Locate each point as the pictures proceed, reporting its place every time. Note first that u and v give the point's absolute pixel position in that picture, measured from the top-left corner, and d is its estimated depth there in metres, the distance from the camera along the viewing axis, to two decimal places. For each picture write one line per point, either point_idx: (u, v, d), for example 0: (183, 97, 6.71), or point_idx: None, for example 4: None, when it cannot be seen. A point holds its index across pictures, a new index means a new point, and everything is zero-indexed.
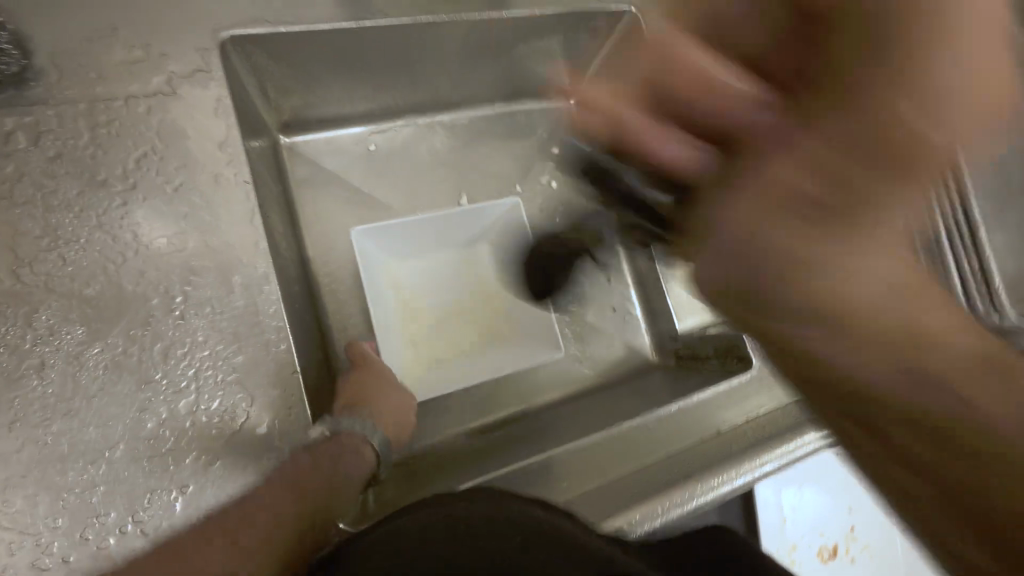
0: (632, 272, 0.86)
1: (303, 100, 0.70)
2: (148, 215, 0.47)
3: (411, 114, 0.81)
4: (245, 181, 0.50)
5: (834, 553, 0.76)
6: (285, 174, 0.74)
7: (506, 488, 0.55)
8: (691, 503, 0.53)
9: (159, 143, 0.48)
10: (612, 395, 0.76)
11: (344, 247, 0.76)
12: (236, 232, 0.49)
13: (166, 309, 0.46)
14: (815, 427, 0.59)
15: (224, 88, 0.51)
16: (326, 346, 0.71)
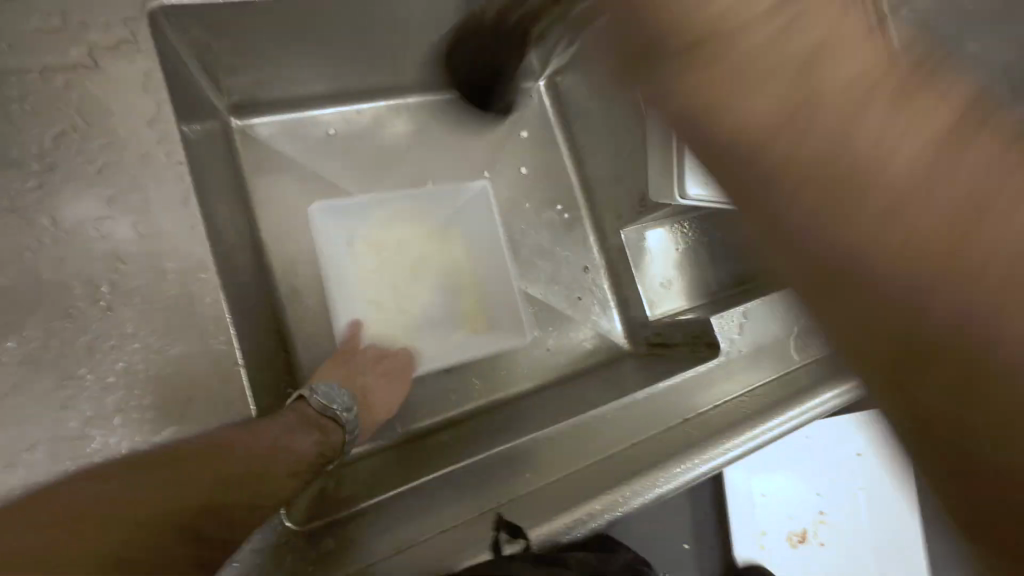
0: (603, 260, 0.85)
1: (253, 80, 0.66)
2: (68, 199, 0.43)
3: (373, 96, 0.78)
4: (179, 162, 0.46)
5: (803, 537, 0.76)
6: (236, 159, 0.70)
7: (466, 483, 0.53)
8: (654, 492, 0.52)
9: (81, 120, 0.45)
10: (581, 384, 0.75)
11: (303, 236, 0.73)
12: (169, 216, 0.45)
13: (91, 300, 0.43)
14: (780, 412, 0.59)
15: (153, 62, 0.47)
16: (283, 339, 0.68)
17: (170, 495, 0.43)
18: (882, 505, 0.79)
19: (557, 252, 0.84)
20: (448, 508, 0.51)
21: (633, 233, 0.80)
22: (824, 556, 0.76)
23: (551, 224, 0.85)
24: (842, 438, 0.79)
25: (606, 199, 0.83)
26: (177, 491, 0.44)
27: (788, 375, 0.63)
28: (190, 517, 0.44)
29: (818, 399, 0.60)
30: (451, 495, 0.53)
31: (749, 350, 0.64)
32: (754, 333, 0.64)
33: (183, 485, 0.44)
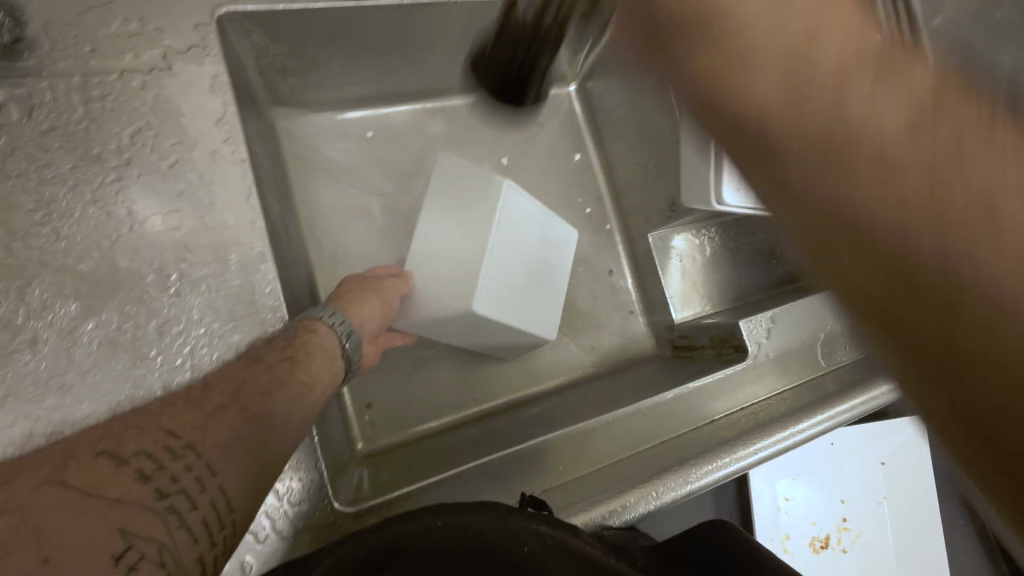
0: (630, 263, 0.87)
1: (300, 81, 0.69)
2: (143, 192, 0.47)
3: (411, 99, 0.81)
4: (242, 160, 0.49)
5: (826, 543, 0.77)
6: (281, 157, 0.73)
7: (502, 471, 0.56)
8: (683, 488, 0.53)
9: (155, 119, 0.48)
10: (607, 383, 0.77)
11: (343, 231, 0.76)
12: (233, 211, 0.48)
13: (161, 287, 0.46)
14: (807, 416, 0.59)
15: (221, 65, 0.50)
16: None
17: (207, 430, 0.38)
18: (907, 513, 0.80)
19: (585, 254, 0.86)
20: (482, 496, 0.54)
21: (660, 237, 0.82)
22: (846, 563, 0.77)
23: (578, 226, 0.87)
24: (866, 447, 0.80)
25: (634, 204, 0.84)
26: (203, 432, 0.38)
27: (813, 380, 0.64)
28: (227, 451, 0.38)
29: (847, 406, 0.61)
30: (487, 482, 0.55)
31: (776, 355, 0.65)
32: (782, 339, 0.65)
33: (215, 427, 0.39)
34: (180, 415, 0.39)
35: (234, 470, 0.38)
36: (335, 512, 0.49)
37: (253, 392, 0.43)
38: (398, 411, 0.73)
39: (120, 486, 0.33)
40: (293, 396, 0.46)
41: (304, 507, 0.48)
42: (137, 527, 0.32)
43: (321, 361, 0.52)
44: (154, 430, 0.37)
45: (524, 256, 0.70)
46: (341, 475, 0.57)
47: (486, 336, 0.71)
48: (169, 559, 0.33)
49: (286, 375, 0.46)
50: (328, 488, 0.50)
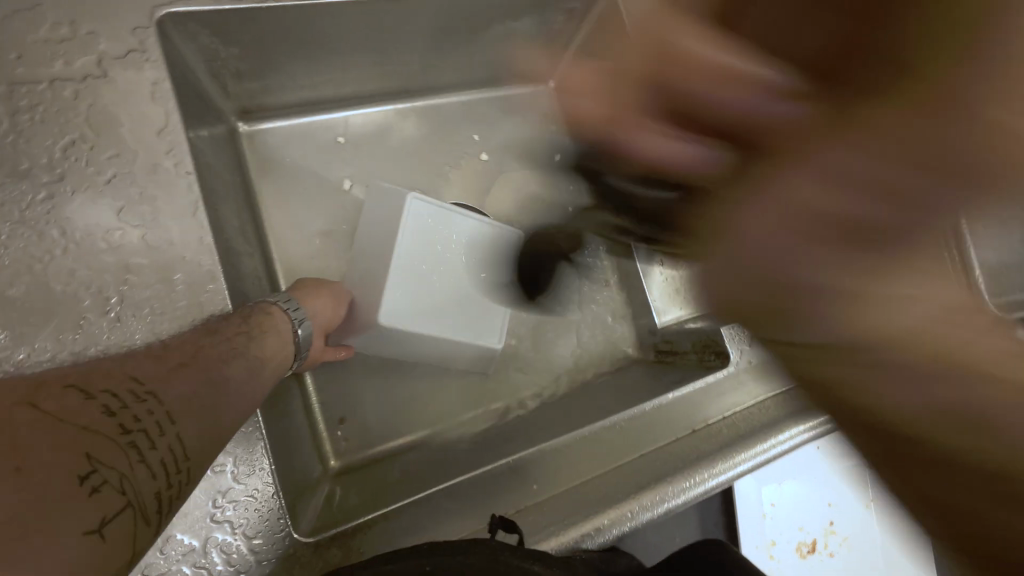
0: (611, 266, 0.84)
1: (260, 84, 0.66)
2: (79, 210, 0.44)
3: (381, 100, 0.78)
4: (187, 172, 0.46)
5: (813, 548, 0.75)
6: (244, 164, 0.70)
7: (474, 493, 0.54)
8: (661, 506, 0.52)
9: (90, 130, 0.45)
10: (589, 391, 0.75)
11: (311, 240, 0.73)
12: (178, 227, 0.45)
13: (100, 311, 0.43)
14: (789, 427, 0.57)
15: (162, 70, 0.47)
16: None
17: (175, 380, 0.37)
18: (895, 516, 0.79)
19: None
20: (449, 523, 0.51)
21: None
22: (833, 568, 0.76)
23: None
24: (852, 449, 0.79)
25: None
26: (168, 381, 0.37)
27: None
28: (191, 405, 0.37)
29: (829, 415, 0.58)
30: (458, 506, 0.52)
31: (759, 362, 0.63)
32: (764, 345, 0.63)
33: (178, 379, 0.38)
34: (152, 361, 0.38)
35: (195, 421, 0.37)
36: (292, 543, 0.47)
37: (212, 356, 0.42)
38: (372, 425, 0.71)
39: (88, 415, 0.31)
40: (250, 368, 0.44)
41: (261, 541, 0.45)
42: (104, 455, 0.31)
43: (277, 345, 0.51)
44: (119, 374, 0.35)
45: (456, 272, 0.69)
46: (308, 499, 0.54)
47: (425, 349, 0.69)
48: (130, 496, 0.31)
49: (247, 350, 0.46)
50: (287, 519, 0.46)
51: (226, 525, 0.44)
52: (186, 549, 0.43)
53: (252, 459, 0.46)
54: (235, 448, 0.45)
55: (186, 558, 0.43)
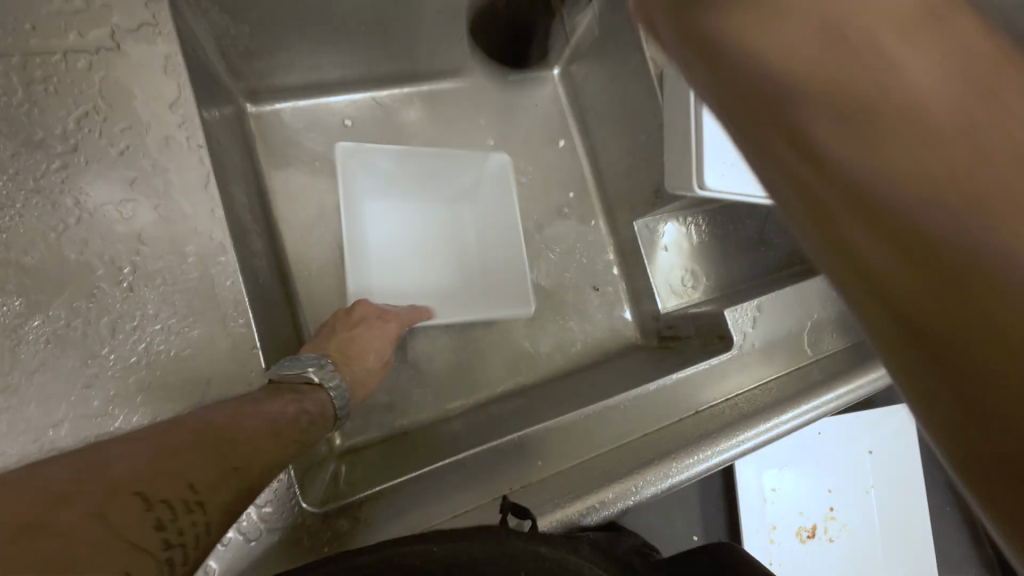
0: (616, 252, 0.85)
1: (269, 64, 0.67)
2: (93, 180, 0.44)
3: (388, 84, 0.78)
4: (198, 146, 0.47)
5: (813, 532, 0.76)
6: (252, 146, 0.71)
7: (480, 468, 0.54)
8: (665, 482, 0.52)
9: (103, 102, 0.45)
10: (592, 375, 0.75)
11: (318, 222, 0.74)
12: (189, 200, 0.46)
13: (113, 281, 0.43)
14: (791, 407, 0.58)
15: (174, 44, 0.47)
16: (296, 324, 0.69)
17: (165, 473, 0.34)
18: (893, 502, 0.79)
19: (570, 244, 0.84)
20: (459, 493, 0.52)
21: (646, 225, 0.80)
22: (833, 552, 0.76)
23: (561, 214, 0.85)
24: (853, 436, 0.79)
25: (619, 192, 0.82)
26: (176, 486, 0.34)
27: (800, 369, 0.63)
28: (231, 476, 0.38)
29: (832, 395, 0.59)
30: (461, 483, 0.53)
31: (762, 345, 0.63)
32: (768, 328, 0.64)
33: (224, 465, 0.38)
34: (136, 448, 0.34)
35: (225, 479, 0.37)
36: (303, 513, 0.47)
37: (246, 418, 0.42)
38: (379, 407, 0.72)
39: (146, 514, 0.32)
40: (270, 426, 0.44)
41: (270, 510, 0.46)
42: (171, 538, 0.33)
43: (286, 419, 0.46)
44: (179, 480, 0.34)
45: (453, 220, 0.79)
46: (315, 473, 0.55)
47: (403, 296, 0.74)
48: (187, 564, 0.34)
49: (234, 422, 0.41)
50: (295, 489, 0.47)
51: None
52: None
53: None
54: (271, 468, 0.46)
55: None
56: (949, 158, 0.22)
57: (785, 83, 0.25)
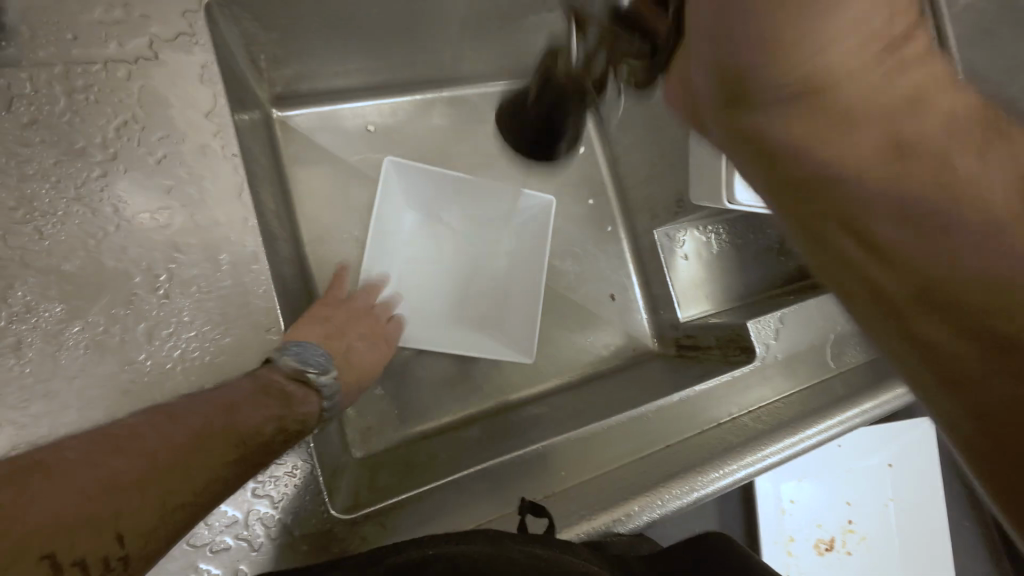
0: (634, 260, 0.85)
1: (296, 70, 0.68)
2: (131, 189, 0.45)
3: (410, 90, 0.79)
4: (233, 155, 0.47)
5: (831, 545, 0.76)
6: (277, 151, 0.72)
7: (504, 477, 0.54)
8: (690, 496, 0.52)
9: (141, 111, 0.46)
10: (610, 383, 0.76)
11: (341, 227, 0.74)
12: (223, 208, 0.46)
13: (150, 288, 0.44)
14: (815, 422, 0.58)
15: (210, 54, 0.48)
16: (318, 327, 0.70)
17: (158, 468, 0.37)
18: (911, 515, 0.79)
19: (588, 252, 0.85)
20: (482, 502, 0.52)
21: (665, 235, 0.79)
22: (850, 565, 0.76)
23: (580, 221, 0.85)
24: (872, 449, 0.79)
25: (639, 199, 0.83)
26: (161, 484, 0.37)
27: (823, 383, 0.62)
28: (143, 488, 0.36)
29: (856, 411, 0.59)
30: (484, 490, 0.53)
31: (785, 358, 0.63)
32: (790, 341, 0.63)
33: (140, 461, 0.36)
34: (130, 447, 0.37)
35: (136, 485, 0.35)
36: (331, 519, 0.48)
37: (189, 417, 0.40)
38: (399, 411, 0.73)
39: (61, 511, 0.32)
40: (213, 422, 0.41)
41: (298, 515, 0.46)
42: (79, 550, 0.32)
43: (257, 411, 0.44)
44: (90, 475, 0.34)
45: (468, 248, 0.79)
46: (339, 477, 0.56)
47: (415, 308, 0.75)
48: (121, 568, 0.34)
49: (234, 418, 0.42)
50: (323, 496, 0.48)
51: (266, 500, 0.45)
52: (229, 521, 0.44)
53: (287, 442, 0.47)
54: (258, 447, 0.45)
55: (229, 529, 0.44)
56: (922, 177, 0.29)
57: (765, 70, 0.30)
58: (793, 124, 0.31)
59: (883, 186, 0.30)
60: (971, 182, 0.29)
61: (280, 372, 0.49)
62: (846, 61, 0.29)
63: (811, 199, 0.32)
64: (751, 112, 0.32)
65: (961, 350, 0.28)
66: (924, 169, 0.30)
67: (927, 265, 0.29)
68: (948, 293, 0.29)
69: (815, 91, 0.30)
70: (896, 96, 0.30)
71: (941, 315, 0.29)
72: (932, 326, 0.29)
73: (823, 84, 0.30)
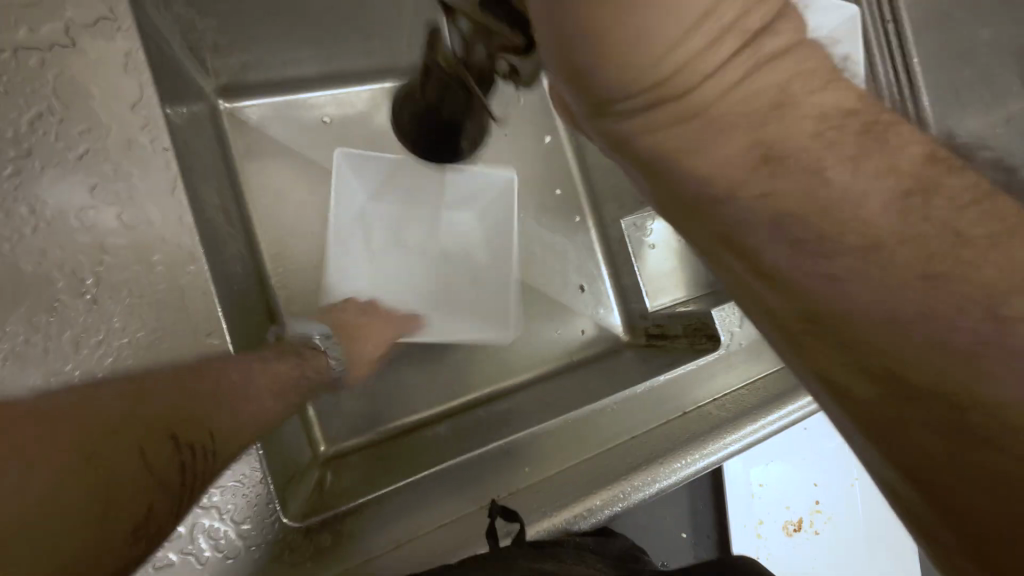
0: (603, 250, 0.84)
1: (242, 58, 0.65)
2: (50, 187, 0.41)
3: (370, 79, 0.76)
4: (164, 149, 0.44)
5: (798, 526, 0.77)
6: (226, 145, 0.68)
7: (468, 476, 0.53)
8: (654, 487, 0.52)
9: (58, 103, 0.42)
10: (580, 375, 0.75)
11: (298, 223, 0.72)
12: (155, 206, 0.44)
13: (75, 293, 0.41)
14: (778, 407, 0.58)
15: (135, 40, 0.45)
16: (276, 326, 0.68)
17: (150, 453, 0.38)
18: (876, 494, 0.81)
19: (557, 243, 0.83)
20: (446, 504, 0.51)
21: (632, 223, 0.78)
22: (818, 545, 0.77)
23: (548, 212, 0.84)
24: (838, 431, 0.80)
25: (607, 189, 0.82)
26: (152, 445, 0.39)
27: (788, 369, 0.62)
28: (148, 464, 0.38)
29: (818, 395, 0.59)
30: (448, 490, 0.52)
31: (749, 344, 0.63)
32: (755, 327, 0.63)
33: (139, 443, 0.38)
34: (111, 438, 0.36)
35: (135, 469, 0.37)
36: (283, 530, 0.45)
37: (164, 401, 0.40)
38: (364, 411, 0.71)
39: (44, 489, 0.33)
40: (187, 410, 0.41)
41: (248, 528, 0.44)
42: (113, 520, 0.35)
43: (263, 375, 0.50)
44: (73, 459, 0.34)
45: (456, 230, 0.77)
46: (298, 482, 0.54)
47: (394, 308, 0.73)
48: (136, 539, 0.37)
49: (209, 382, 0.43)
50: (274, 505, 0.45)
51: (214, 511, 0.43)
52: (172, 534, 0.42)
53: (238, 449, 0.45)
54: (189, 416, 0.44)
55: (171, 544, 0.42)
56: (821, 225, 0.28)
57: (601, 72, 0.26)
58: (665, 131, 0.28)
59: (775, 209, 0.28)
60: (887, 236, 0.27)
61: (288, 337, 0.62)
62: (723, 93, 0.27)
63: (653, 178, 0.32)
64: (617, 119, 0.29)
65: (866, 393, 0.29)
66: (853, 239, 0.27)
67: (881, 356, 0.27)
68: (892, 359, 0.27)
69: (680, 170, 0.30)
70: (764, 106, 0.27)
71: (864, 366, 0.28)
72: (825, 352, 0.30)
73: (688, 164, 0.29)
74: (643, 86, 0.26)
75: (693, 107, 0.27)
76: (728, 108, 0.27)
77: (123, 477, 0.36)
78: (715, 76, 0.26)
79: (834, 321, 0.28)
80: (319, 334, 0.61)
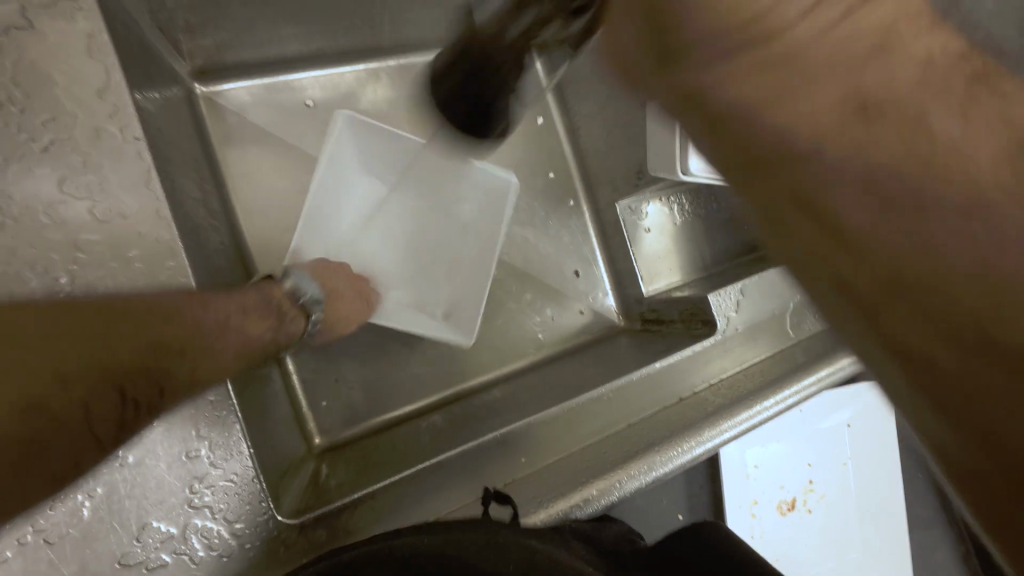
0: (598, 234, 0.83)
1: (217, 39, 0.62)
2: (16, 181, 0.39)
3: (352, 59, 0.73)
4: (136, 138, 0.42)
5: (793, 505, 0.78)
6: (204, 130, 0.66)
7: (463, 470, 0.53)
8: (649, 475, 0.52)
9: (19, 91, 0.40)
10: (576, 361, 0.75)
11: (283, 211, 0.70)
12: (130, 198, 0.42)
13: (49, 293, 0.39)
14: (770, 395, 0.57)
15: (98, 21, 0.42)
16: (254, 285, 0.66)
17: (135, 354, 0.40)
18: (868, 472, 0.82)
19: (550, 228, 0.82)
20: (443, 497, 0.51)
21: (629, 206, 0.77)
22: (811, 522, 0.79)
23: (541, 196, 0.82)
24: (832, 411, 0.81)
25: (601, 171, 0.80)
26: (97, 389, 0.37)
27: (782, 352, 0.62)
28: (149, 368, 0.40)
29: (813, 379, 0.59)
30: (444, 481, 0.52)
31: (745, 328, 0.63)
32: (750, 312, 0.63)
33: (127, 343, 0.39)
34: (112, 326, 0.38)
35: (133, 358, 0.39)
36: (278, 526, 0.45)
37: (169, 320, 0.41)
38: (358, 403, 0.70)
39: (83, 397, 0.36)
40: (190, 333, 0.43)
41: (242, 526, 0.43)
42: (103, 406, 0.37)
43: (237, 337, 0.48)
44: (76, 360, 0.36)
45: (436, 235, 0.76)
46: (292, 476, 0.54)
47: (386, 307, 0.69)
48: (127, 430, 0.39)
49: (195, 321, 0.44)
50: (268, 502, 0.45)
51: (206, 510, 0.42)
52: (163, 536, 0.41)
53: (229, 443, 0.43)
54: (173, 416, 0.42)
55: (164, 545, 0.41)
56: (888, 145, 0.29)
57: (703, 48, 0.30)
58: (743, 84, 0.30)
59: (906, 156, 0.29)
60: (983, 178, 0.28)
61: (280, 289, 0.58)
62: (813, 39, 0.29)
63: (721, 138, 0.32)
64: (696, 71, 0.31)
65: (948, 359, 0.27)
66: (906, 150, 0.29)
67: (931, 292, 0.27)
68: (894, 278, 0.28)
69: (734, 121, 0.31)
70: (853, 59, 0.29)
71: (918, 311, 0.28)
72: (911, 325, 0.28)
73: (771, 114, 0.30)
74: (721, 22, 0.29)
75: (761, 55, 0.30)
76: (849, 55, 0.29)
77: (58, 412, 0.35)
78: (797, 31, 0.29)
79: (892, 279, 0.28)
80: (307, 296, 0.58)
